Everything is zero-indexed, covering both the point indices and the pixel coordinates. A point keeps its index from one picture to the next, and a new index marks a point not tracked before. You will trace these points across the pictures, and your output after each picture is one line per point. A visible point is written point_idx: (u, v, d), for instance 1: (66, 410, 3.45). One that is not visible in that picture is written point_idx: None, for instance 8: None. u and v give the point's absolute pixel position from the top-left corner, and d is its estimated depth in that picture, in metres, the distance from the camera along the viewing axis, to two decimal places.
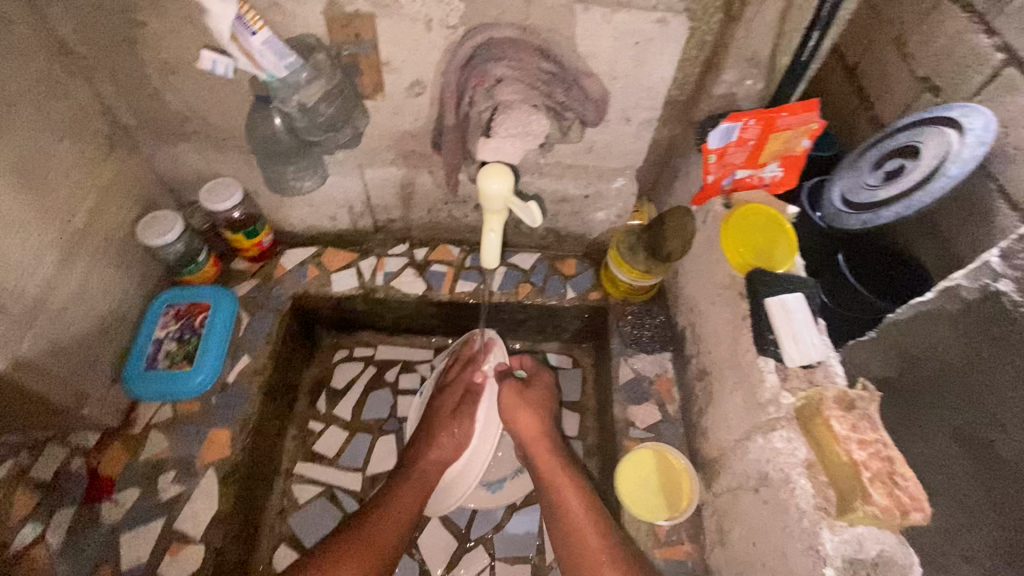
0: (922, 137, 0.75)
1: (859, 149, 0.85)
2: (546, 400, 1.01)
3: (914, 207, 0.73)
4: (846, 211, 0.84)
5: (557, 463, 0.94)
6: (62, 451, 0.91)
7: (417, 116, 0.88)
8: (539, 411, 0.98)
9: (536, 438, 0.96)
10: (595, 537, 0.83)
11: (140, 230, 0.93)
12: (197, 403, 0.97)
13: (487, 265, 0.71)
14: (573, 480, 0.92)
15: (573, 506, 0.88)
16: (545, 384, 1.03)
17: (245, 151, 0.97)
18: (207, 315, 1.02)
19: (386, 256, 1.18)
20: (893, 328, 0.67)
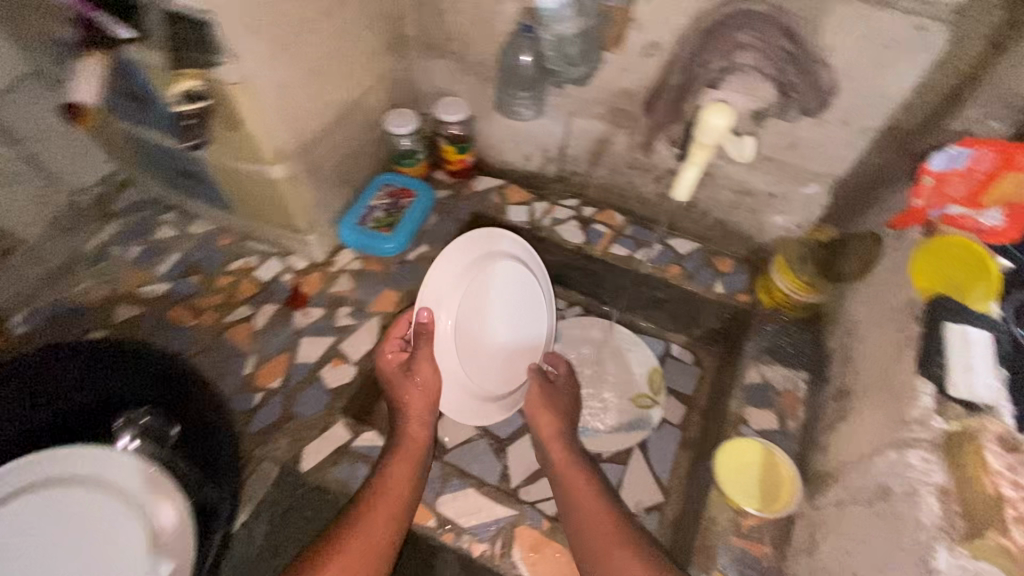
0: None
1: None
2: (568, 402, 1.03)
3: None
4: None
5: (571, 458, 0.94)
6: (281, 265, 1.17)
7: (642, 76, 0.96)
8: (562, 414, 1.00)
9: (549, 433, 0.98)
10: (618, 547, 0.78)
11: (388, 118, 1.15)
12: (382, 264, 1.17)
13: (674, 199, 0.77)
14: (587, 476, 0.91)
15: (590, 507, 0.85)
16: (568, 395, 1.04)
17: (483, 77, 1.14)
18: (411, 201, 1.21)
19: (558, 204, 1.28)
20: None
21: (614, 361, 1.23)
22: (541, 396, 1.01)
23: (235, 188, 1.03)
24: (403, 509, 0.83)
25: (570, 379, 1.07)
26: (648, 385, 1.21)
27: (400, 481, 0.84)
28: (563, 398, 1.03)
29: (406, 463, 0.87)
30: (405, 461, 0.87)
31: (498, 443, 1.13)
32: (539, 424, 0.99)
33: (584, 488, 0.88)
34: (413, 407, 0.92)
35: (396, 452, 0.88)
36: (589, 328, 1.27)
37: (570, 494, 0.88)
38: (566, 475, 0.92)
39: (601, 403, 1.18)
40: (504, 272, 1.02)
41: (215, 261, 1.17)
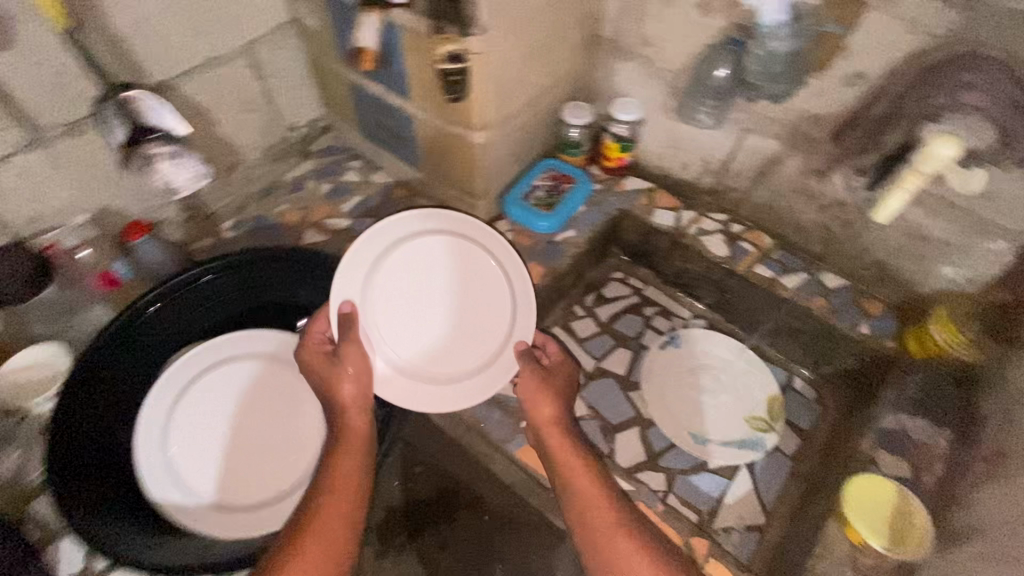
0: None
1: None
2: (563, 380, 1.00)
3: None
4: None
5: (569, 443, 0.92)
6: (443, 223, 1.29)
7: (837, 104, 0.98)
8: (558, 394, 0.97)
9: (550, 420, 0.95)
10: (621, 536, 0.79)
11: (567, 107, 1.24)
12: (534, 240, 1.25)
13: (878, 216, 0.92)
14: (587, 460, 0.89)
15: (587, 493, 0.85)
16: (563, 375, 1.01)
17: (665, 85, 1.20)
18: (570, 187, 1.29)
19: (706, 216, 1.30)
20: None
21: (734, 379, 1.25)
22: (533, 382, 0.97)
23: (430, 147, 1.16)
24: (348, 500, 0.82)
25: (559, 361, 1.02)
26: (764, 409, 1.21)
27: (345, 475, 0.85)
28: (562, 380, 1.00)
29: (352, 458, 0.87)
30: (349, 457, 0.88)
31: (608, 428, 1.18)
32: (538, 413, 0.95)
33: (582, 477, 0.87)
34: (347, 397, 0.93)
35: (341, 449, 0.89)
36: (713, 341, 1.29)
37: (573, 486, 0.86)
38: (567, 461, 0.89)
39: (716, 413, 1.20)
40: (438, 249, 1.04)
41: (389, 209, 1.31)
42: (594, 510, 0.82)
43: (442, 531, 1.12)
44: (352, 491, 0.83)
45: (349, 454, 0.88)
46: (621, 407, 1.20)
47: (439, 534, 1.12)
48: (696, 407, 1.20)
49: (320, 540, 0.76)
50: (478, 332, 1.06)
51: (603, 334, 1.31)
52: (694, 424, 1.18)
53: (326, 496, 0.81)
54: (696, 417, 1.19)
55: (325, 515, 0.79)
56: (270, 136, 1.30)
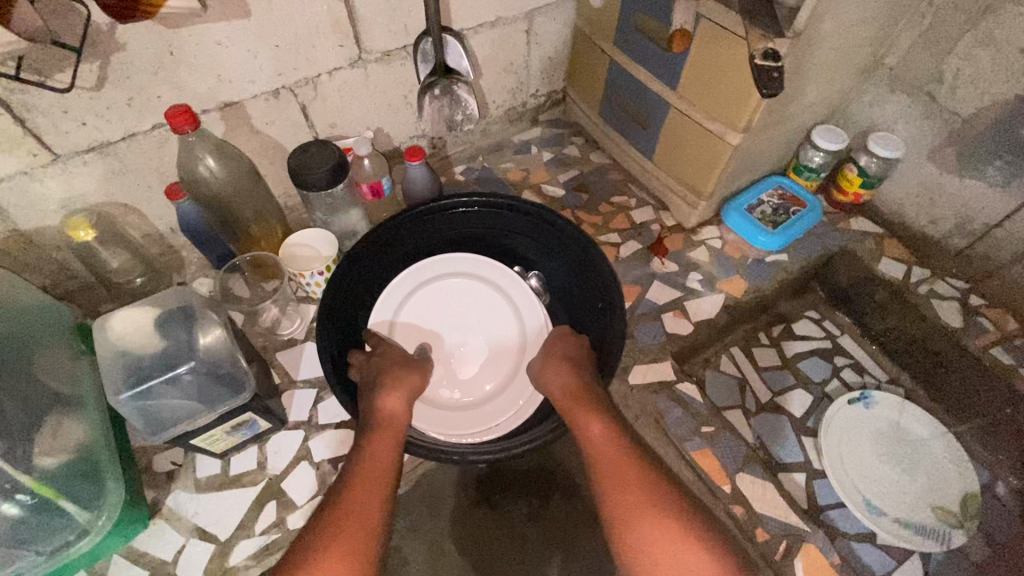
0: None
1: None
2: (577, 355, 0.94)
3: None
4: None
5: (581, 408, 0.85)
6: (652, 214, 1.31)
7: None
8: (565, 362, 0.93)
9: (560, 393, 0.89)
10: (631, 484, 0.75)
11: (820, 129, 1.19)
12: (742, 253, 1.23)
13: None
14: (598, 411, 0.84)
15: (602, 444, 0.80)
16: (569, 347, 0.96)
17: (944, 129, 1.10)
18: (799, 210, 1.23)
19: (941, 279, 1.19)
20: None
21: (926, 459, 1.13)
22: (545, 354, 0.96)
23: (669, 138, 1.18)
24: (385, 478, 0.78)
25: (557, 336, 0.98)
26: (957, 504, 1.09)
27: (381, 455, 0.80)
28: (560, 349, 0.96)
29: (387, 441, 0.82)
30: (386, 438, 0.82)
31: (771, 461, 1.14)
32: (551, 382, 0.91)
33: (595, 426, 0.82)
34: (391, 392, 0.88)
35: (378, 429, 0.83)
36: (911, 413, 1.18)
37: (586, 442, 0.82)
38: (578, 411, 0.85)
39: (901, 489, 1.09)
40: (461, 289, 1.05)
41: (602, 189, 1.36)
42: (609, 465, 0.78)
43: (535, 503, 1.09)
44: (389, 470, 0.79)
45: (387, 435, 0.83)
46: (790, 446, 1.16)
47: (526, 506, 1.09)
48: (881, 475, 1.11)
49: (362, 517, 0.73)
50: (503, 322, 1.05)
51: (784, 369, 1.26)
52: (873, 491, 1.09)
53: (360, 475, 0.77)
54: (878, 485, 1.10)
55: (362, 492, 0.75)
56: (514, 98, 1.40)
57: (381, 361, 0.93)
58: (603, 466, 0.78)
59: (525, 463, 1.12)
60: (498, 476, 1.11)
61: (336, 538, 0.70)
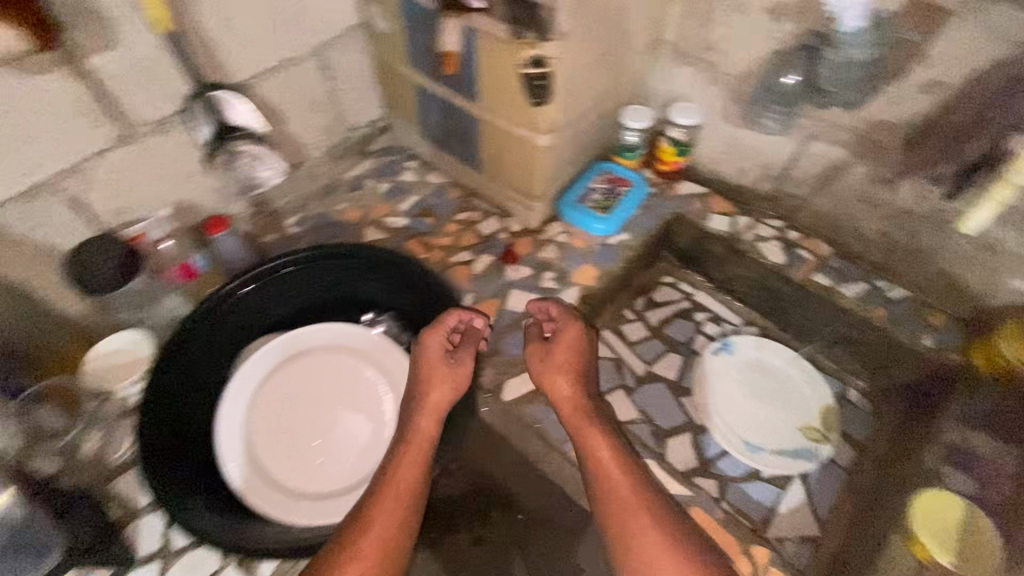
0: None
1: None
2: (585, 347, 1.03)
3: None
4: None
5: (593, 424, 0.96)
6: (499, 223, 1.31)
7: (911, 113, 0.97)
8: (572, 371, 1.00)
9: (569, 399, 0.98)
10: (631, 492, 0.89)
11: (625, 110, 1.25)
12: (587, 242, 1.27)
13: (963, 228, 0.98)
14: (604, 433, 0.95)
15: (605, 462, 0.92)
16: (575, 337, 1.03)
17: (727, 90, 1.20)
18: (625, 190, 1.30)
19: (761, 222, 1.29)
20: None
21: (785, 387, 1.24)
22: (540, 346, 1.04)
23: (490, 149, 1.19)
24: (410, 500, 0.84)
25: (566, 323, 1.05)
26: (818, 419, 1.20)
27: (408, 476, 0.86)
28: (563, 352, 1.02)
29: (414, 462, 0.87)
30: (412, 460, 0.87)
31: (659, 430, 1.19)
32: (558, 389, 0.99)
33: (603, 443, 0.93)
34: (432, 399, 0.91)
35: (407, 448, 0.88)
36: (766, 348, 1.28)
37: (590, 450, 0.93)
38: (581, 425, 0.96)
39: (771, 421, 1.19)
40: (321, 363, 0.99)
41: (445, 209, 1.34)
42: (613, 487, 0.89)
43: (474, 526, 1.05)
44: (414, 490, 0.85)
45: (412, 456, 0.88)
46: (672, 411, 1.21)
47: (468, 531, 1.05)
48: (750, 414, 1.20)
49: (388, 534, 0.80)
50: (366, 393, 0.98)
51: (654, 339, 1.32)
52: (748, 431, 1.18)
53: (387, 494, 0.83)
54: (751, 424, 1.19)
55: (391, 510, 0.82)
56: (333, 135, 1.34)
57: (420, 368, 0.94)
58: (608, 481, 0.90)
59: (454, 487, 1.07)
60: (429, 512, 1.05)
61: (360, 559, 0.77)
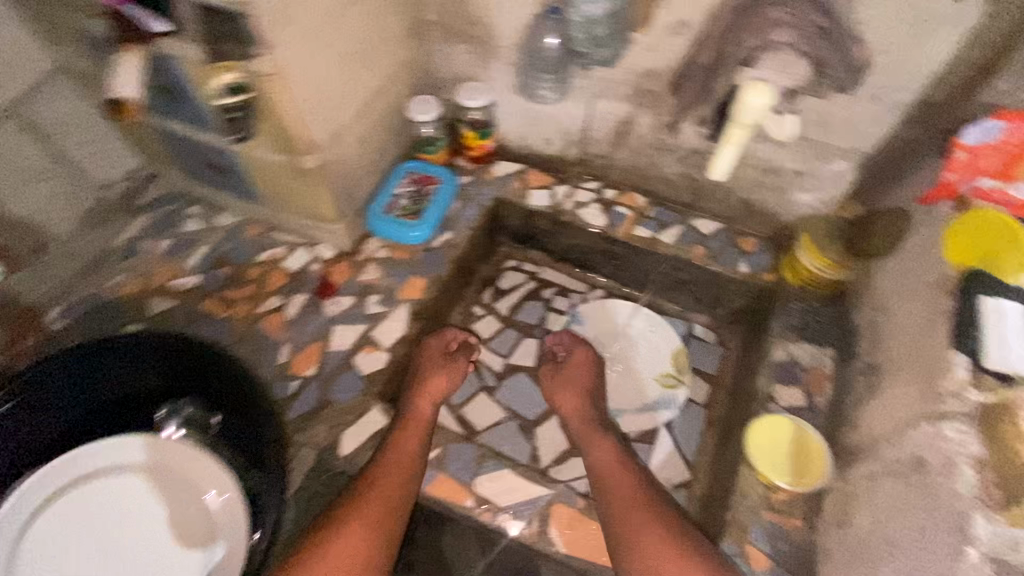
0: None
1: None
2: (594, 363, 1.12)
3: None
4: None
5: (608, 441, 0.97)
6: (308, 254, 1.18)
7: (668, 55, 0.97)
8: (581, 390, 1.07)
9: (572, 412, 1.05)
10: (630, 491, 0.88)
11: (410, 105, 1.15)
12: (407, 252, 1.18)
13: (714, 175, 0.90)
14: (610, 442, 0.97)
15: (612, 466, 0.92)
16: (585, 359, 1.12)
17: (506, 61, 1.14)
18: (434, 188, 1.22)
19: (579, 186, 1.30)
20: None
21: (637, 341, 1.26)
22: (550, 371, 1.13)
23: (266, 177, 1.05)
24: (412, 470, 0.87)
25: (574, 346, 1.15)
26: (672, 364, 1.23)
27: (410, 444, 0.90)
28: (575, 370, 1.10)
29: (414, 431, 0.92)
30: (412, 433, 0.92)
31: (526, 424, 1.16)
32: (558, 399, 1.08)
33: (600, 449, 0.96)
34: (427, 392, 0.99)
35: (407, 426, 0.93)
36: (614, 308, 1.29)
37: (591, 456, 0.96)
38: (589, 436, 0.99)
39: (630, 379, 1.21)
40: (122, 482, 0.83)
41: (243, 253, 1.19)
42: (618, 484, 0.89)
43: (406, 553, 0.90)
44: (414, 460, 0.89)
45: (414, 429, 0.93)
46: (535, 400, 1.19)
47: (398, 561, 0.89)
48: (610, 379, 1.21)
49: (388, 496, 0.83)
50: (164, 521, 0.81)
51: (507, 329, 1.29)
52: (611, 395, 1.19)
53: (384, 486, 0.84)
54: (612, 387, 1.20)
55: (392, 475, 0.85)
56: None
57: (422, 370, 1.03)
58: (612, 482, 0.90)
59: None
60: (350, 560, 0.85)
61: (360, 518, 0.81)
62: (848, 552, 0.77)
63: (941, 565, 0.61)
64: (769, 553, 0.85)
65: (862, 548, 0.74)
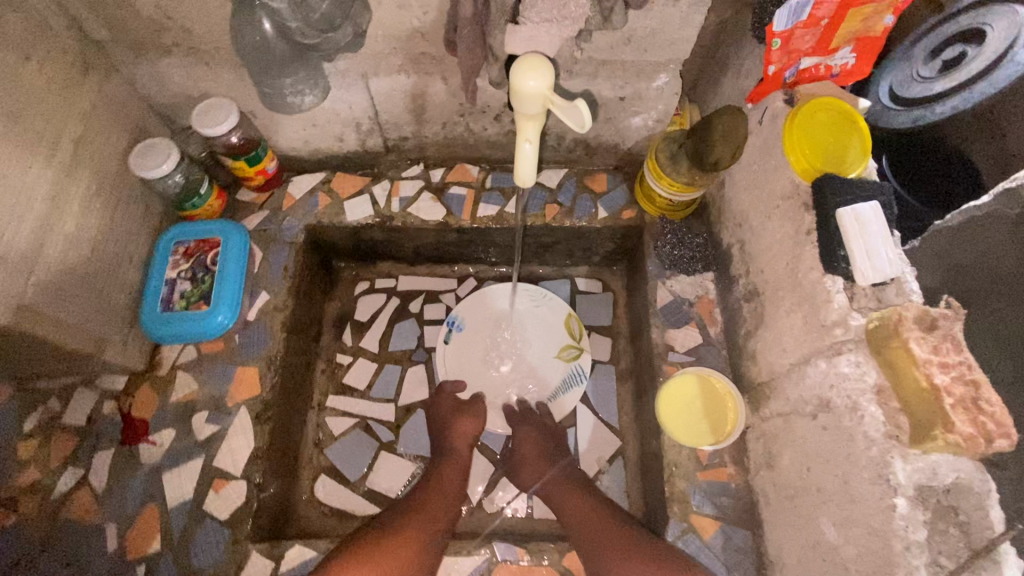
0: (990, 18, 0.72)
1: (913, 40, 0.83)
2: (544, 432, 0.98)
3: (973, 97, 0.71)
4: (892, 107, 0.82)
5: (575, 493, 0.88)
6: (92, 395, 0.90)
7: (425, 8, 0.75)
8: (546, 452, 0.96)
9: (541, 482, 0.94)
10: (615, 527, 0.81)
11: (133, 159, 0.86)
12: (220, 342, 0.94)
13: (519, 186, 0.61)
14: (581, 494, 0.88)
15: (586, 516, 0.84)
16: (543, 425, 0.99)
17: (235, 64, 0.86)
18: (218, 252, 0.95)
19: (400, 179, 1.08)
20: (940, 235, 0.66)
21: (524, 323, 1.09)
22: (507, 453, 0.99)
23: None
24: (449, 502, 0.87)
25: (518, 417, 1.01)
26: (568, 333, 1.08)
27: (453, 481, 0.90)
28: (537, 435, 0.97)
29: (456, 467, 0.92)
30: (456, 469, 0.92)
31: None
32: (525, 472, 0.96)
33: (579, 495, 0.88)
34: (461, 428, 0.96)
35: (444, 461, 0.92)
36: (489, 296, 1.11)
37: (566, 516, 0.86)
38: (555, 496, 0.90)
39: (529, 371, 1.06)
40: None
41: None
42: (594, 527, 0.82)
43: None
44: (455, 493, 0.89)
45: (454, 466, 0.92)
46: None
47: None
48: (508, 379, 1.05)
49: (430, 519, 0.82)
50: None
51: (384, 367, 1.10)
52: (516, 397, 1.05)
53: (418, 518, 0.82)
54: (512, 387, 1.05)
55: (436, 506, 0.85)
56: None
57: (440, 413, 0.99)
58: (587, 533, 0.82)
59: None
60: None
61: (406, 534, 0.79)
62: (785, 497, 0.74)
63: (875, 520, 0.58)
64: (715, 515, 0.82)
65: (797, 495, 0.72)
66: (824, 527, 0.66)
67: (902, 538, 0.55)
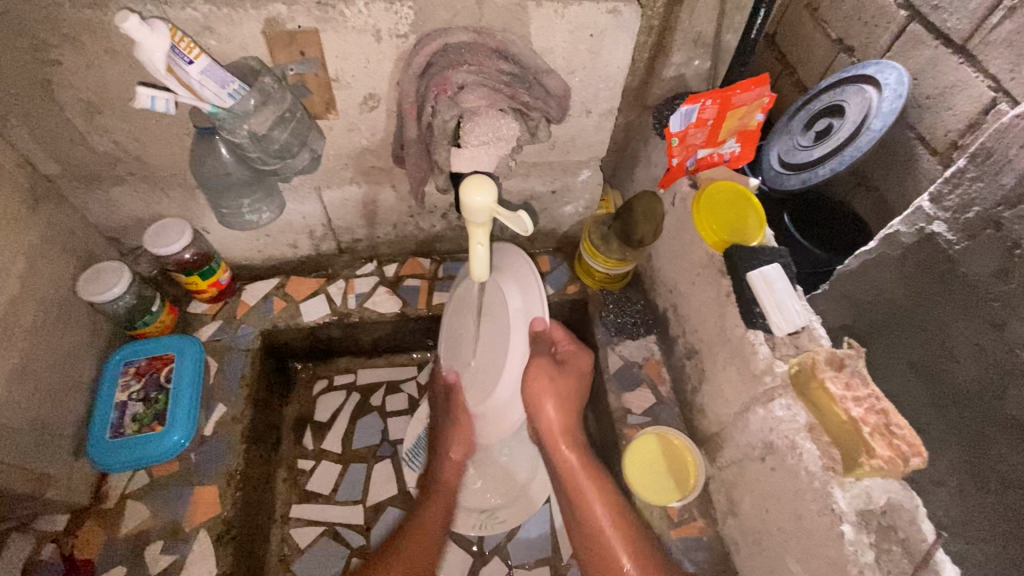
0: (845, 94, 0.87)
1: (788, 116, 0.97)
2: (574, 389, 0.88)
3: (846, 160, 0.83)
4: (785, 172, 0.93)
5: (596, 485, 0.90)
6: (26, 540, 0.81)
7: (373, 130, 0.85)
8: (565, 401, 0.87)
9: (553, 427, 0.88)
10: (622, 549, 0.83)
11: (82, 284, 0.86)
12: (175, 463, 0.90)
13: (477, 276, 0.69)
14: (602, 488, 0.89)
15: (604, 525, 0.86)
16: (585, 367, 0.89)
17: (190, 186, 0.90)
18: (172, 368, 0.94)
19: (354, 277, 1.12)
20: (842, 279, 0.74)
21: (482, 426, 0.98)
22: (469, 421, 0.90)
23: None
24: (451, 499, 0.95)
25: (576, 350, 0.88)
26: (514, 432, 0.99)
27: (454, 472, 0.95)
28: (571, 383, 0.87)
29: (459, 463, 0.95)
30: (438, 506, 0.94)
31: None
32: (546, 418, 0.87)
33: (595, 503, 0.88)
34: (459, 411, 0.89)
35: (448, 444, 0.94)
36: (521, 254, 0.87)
37: (582, 509, 0.89)
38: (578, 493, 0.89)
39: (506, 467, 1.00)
40: None
41: None
42: (607, 543, 0.84)
43: None
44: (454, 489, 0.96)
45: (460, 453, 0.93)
46: None
47: None
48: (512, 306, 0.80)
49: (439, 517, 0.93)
50: None
51: (349, 468, 1.07)
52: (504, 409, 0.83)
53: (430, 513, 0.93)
54: (508, 401, 0.81)
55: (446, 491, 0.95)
56: None
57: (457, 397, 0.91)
58: (602, 543, 0.85)
59: None
60: None
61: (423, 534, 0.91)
62: (752, 542, 0.79)
63: (831, 550, 0.64)
64: (693, 571, 0.84)
65: (761, 538, 0.76)
66: (791, 566, 0.70)
67: (856, 563, 0.61)
